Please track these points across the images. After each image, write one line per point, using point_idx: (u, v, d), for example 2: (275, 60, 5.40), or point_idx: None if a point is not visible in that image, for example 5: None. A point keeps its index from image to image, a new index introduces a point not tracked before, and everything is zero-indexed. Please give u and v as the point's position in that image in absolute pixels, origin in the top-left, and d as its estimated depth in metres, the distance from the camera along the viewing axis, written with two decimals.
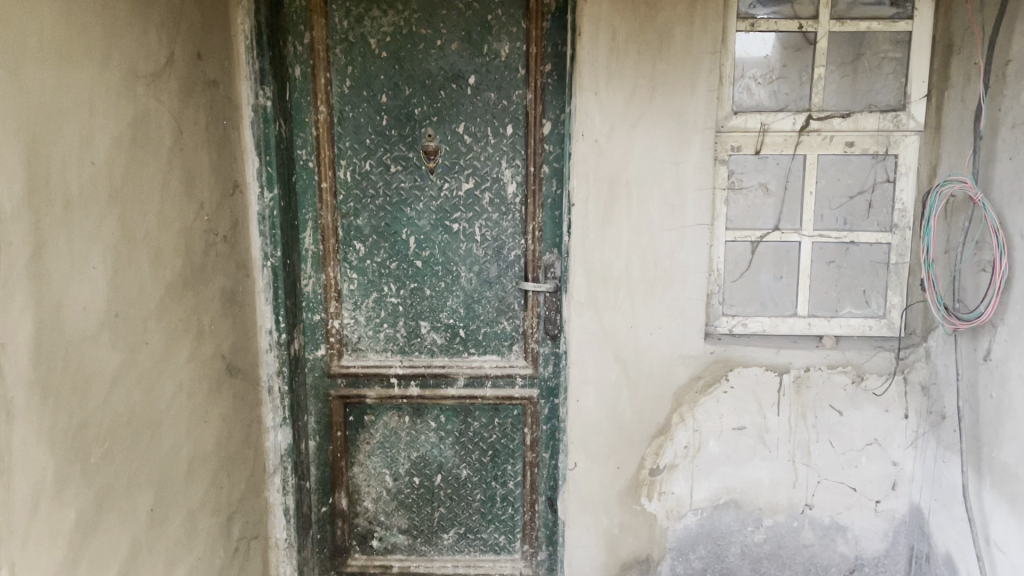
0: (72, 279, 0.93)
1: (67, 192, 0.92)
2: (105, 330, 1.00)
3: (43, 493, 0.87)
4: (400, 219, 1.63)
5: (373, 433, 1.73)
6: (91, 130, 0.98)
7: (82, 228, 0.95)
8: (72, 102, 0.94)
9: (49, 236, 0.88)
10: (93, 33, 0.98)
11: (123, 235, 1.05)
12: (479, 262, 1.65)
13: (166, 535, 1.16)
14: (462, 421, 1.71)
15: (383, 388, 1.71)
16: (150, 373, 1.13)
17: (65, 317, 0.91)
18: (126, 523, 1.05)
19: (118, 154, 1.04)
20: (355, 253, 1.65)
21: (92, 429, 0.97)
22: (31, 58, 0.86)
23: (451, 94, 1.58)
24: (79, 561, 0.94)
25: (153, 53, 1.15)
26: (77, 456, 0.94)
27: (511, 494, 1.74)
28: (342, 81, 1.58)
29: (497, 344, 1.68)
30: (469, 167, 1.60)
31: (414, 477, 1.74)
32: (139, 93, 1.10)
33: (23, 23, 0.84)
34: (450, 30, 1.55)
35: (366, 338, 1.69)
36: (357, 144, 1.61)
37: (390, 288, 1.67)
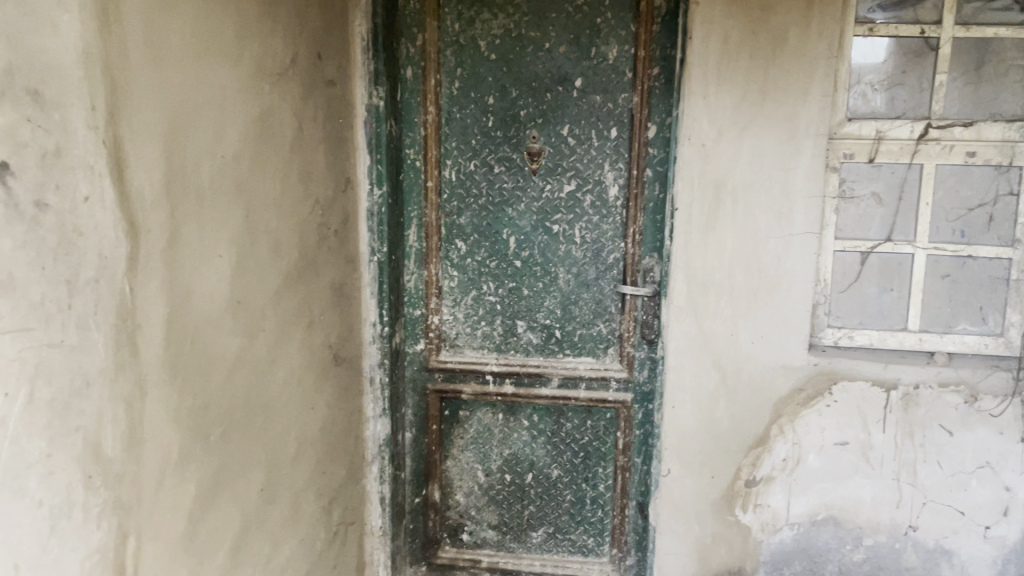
0: (201, 267, 0.98)
1: (199, 181, 0.98)
2: (228, 316, 1.06)
3: (169, 467, 0.93)
4: (502, 219, 1.66)
5: (467, 429, 1.76)
6: (223, 126, 1.03)
7: (212, 218, 1.01)
8: (207, 99, 0.99)
9: (183, 225, 0.94)
10: (228, 34, 1.04)
11: (247, 226, 1.11)
12: (579, 264, 1.65)
13: (273, 516, 1.22)
14: (555, 421, 1.72)
15: (478, 385, 1.73)
16: (264, 360, 1.18)
17: (193, 303, 0.97)
18: (239, 501, 1.10)
19: (245, 149, 1.10)
20: (456, 251, 1.69)
21: (212, 410, 1.02)
22: (174, 53, 0.91)
23: (557, 96, 1.59)
24: (196, 534, 0.99)
25: (279, 52, 1.21)
26: (199, 434, 0.99)
27: (601, 497, 1.74)
28: (451, 83, 1.62)
29: (592, 346, 1.68)
30: (571, 169, 1.61)
31: (506, 474, 1.76)
32: (265, 92, 1.16)
33: (168, 23, 0.90)
34: (559, 32, 1.57)
35: (463, 335, 1.72)
36: (462, 144, 1.64)
37: (488, 287, 1.69)
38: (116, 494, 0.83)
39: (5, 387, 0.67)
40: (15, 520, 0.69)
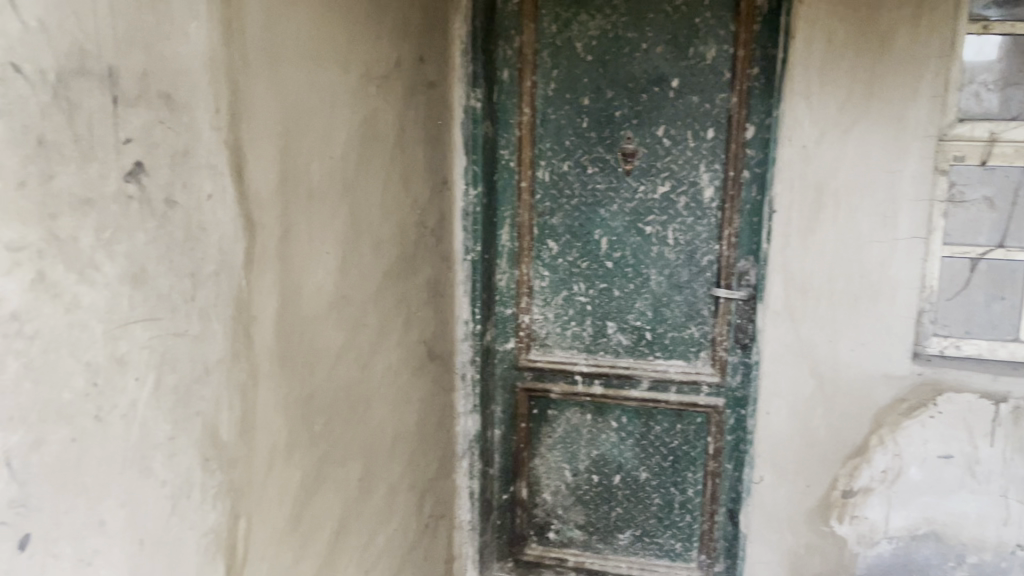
0: (309, 263, 1.03)
1: (309, 181, 1.02)
2: (333, 311, 1.11)
3: (277, 454, 0.97)
4: (594, 220, 1.66)
5: (555, 428, 1.77)
6: (331, 127, 1.07)
7: (320, 216, 1.05)
8: (318, 101, 1.03)
9: (293, 222, 0.98)
10: (338, 38, 1.08)
11: (351, 224, 1.15)
12: (672, 266, 1.64)
13: (370, 505, 1.26)
14: (644, 424, 1.72)
15: (567, 385, 1.74)
16: (365, 353, 1.22)
17: (301, 297, 1.01)
18: (338, 489, 1.14)
19: (351, 150, 1.14)
20: (548, 251, 1.70)
21: (317, 400, 1.07)
22: (290, 58, 0.95)
23: (653, 96, 1.58)
24: (300, 517, 1.04)
25: (385, 55, 1.24)
26: (305, 423, 1.04)
27: (690, 502, 1.72)
28: (546, 84, 1.63)
29: (684, 349, 1.67)
30: (665, 171, 1.60)
31: (593, 474, 1.76)
32: (370, 94, 1.19)
33: (285, 28, 0.94)
34: (657, 33, 1.56)
35: (553, 335, 1.73)
36: (556, 145, 1.65)
37: (579, 287, 1.70)
38: (229, 478, 0.87)
39: (137, 372, 0.72)
40: (143, 497, 0.74)
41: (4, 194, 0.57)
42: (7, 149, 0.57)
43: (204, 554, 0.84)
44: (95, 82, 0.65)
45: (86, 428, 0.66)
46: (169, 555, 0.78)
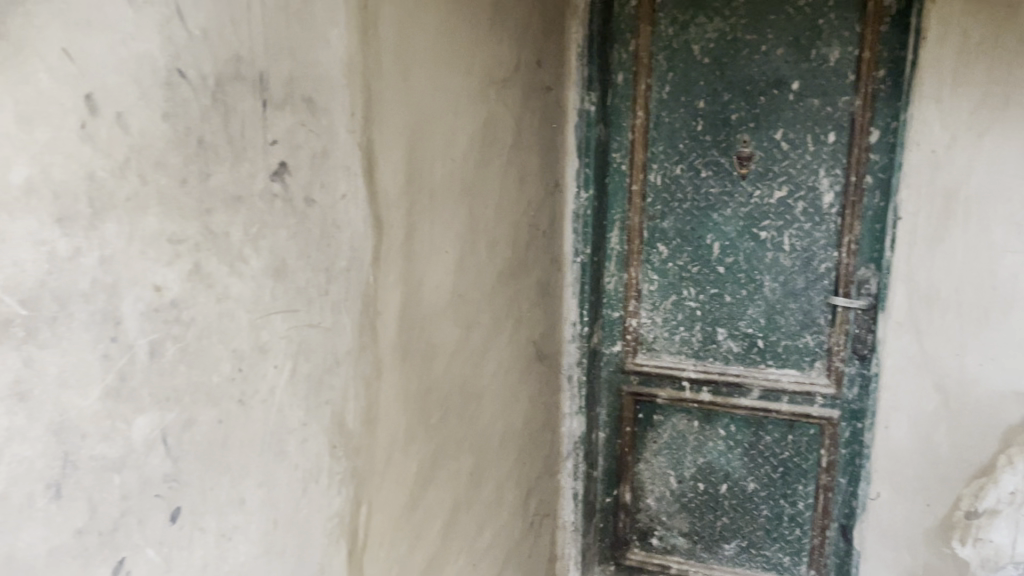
0: (430, 262, 1.06)
1: (432, 182, 1.05)
2: (450, 308, 1.14)
3: (396, 444, 1.01)
4: (706, 224, 1.64)
5: (661, 433, 1.76)
6: (454, 130, 1.11)
7: (442, 216, 1.09)
8: (442, 105, 1.06)
9: (417, 221, 1.02)
10: (463, 43, 1.11)
11: (469, 224, 1.18)
12: (786, 273, 1.60)
13: (479, 499, 1.29)
14: (753, 433, 1.68)
15: (674, 391, 1.73)
16: (478, 351, 1.24)
17: (422, 294, 1.05)
18: (451, 483, 1.18)
19: (471, 152, 1.17)
20: (658, 255, 1.69)
21: (434, 394, 1.10)
22: (419, 63, 0.99)
23: (772, 99, 1.55)
24: (415, 507, 1.07)
25: (505, 60, 1.26)
26: (422, 416, 1.07)
27: (800, 515, 1.67)
28: (661, 87, 1.62)
29: (797, 358, 1.62)
30: (783, 175, 1.57)
31: (699, 482, 1.74)
32: (491, 98, 1.22)
33: (416, 34, 0.97)
34: (777, 35, 1.53)
35: (661, 339, 1.72)
36: (670, 148, 1.64)
37: (689, 292, 1.68)
38: (353, 465, 0.91)
39: (276, 360, 0.76)
40: (278, 478, 0.78)
41: (169, 190, 0.62)
42: (172, 148, 0.62)
43: (329, 536, 0.88)
44: (248, 87, 0.70)
45: (231, 410, 0.71)
46: (298, 535, 0.82)
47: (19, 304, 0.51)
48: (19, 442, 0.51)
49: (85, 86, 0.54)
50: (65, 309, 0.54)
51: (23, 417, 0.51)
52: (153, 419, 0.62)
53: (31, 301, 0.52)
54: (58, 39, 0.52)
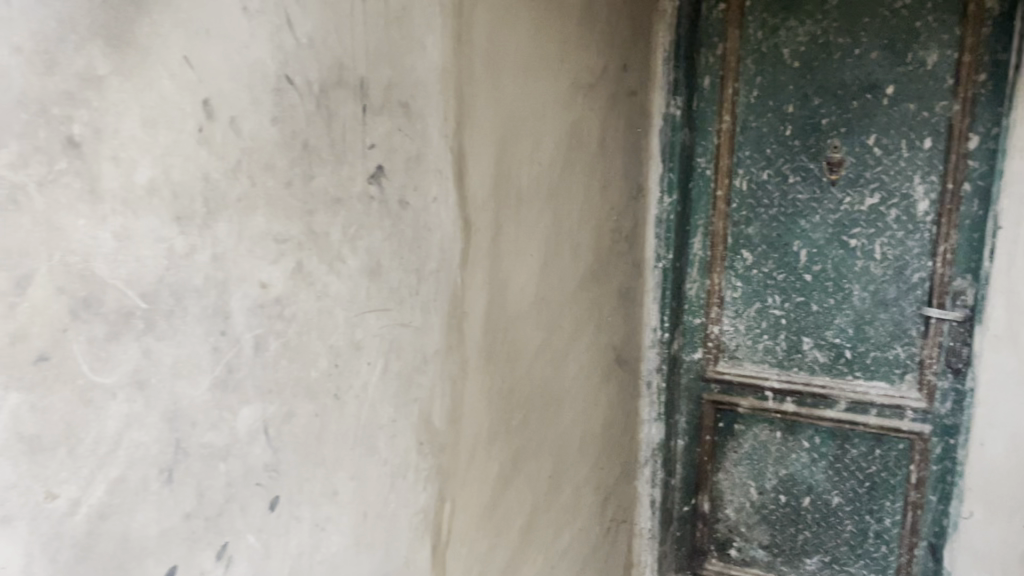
0: (515, 265, 1.08)
1: (519, 185, 1.06)
2: (534, 311, 1.15)
3: (480, 443, 1.02)
4: (793, 231, 1.61)
5: (742, 443, 1.73)
6: (541, 134, 1.12)
7: (528, 219, 1.10)
8: (531, 110, 1.08)
9: (504, 224, 1.03)
10: (552, 48, 1.12)
11: (554, 228, 1.19)
12: (877, 282, 1.56)
13: (558, 501, 1.29)
14: (839, 446, 1.64)
15: (756, 400, 1.70)
16: (560, 354, 1.25)
17: (507, 297, 1.06)
18: (531, 484, 1.19)
19: (558, 156, 1.17)
20: (742, 261, 1.67)
21: (516, 396, 1.11)
22: (508, 68, 1.00)
23: (864, 103, 1.51)
24: (496, 506, 1.09)
25: (592, 64, 1.26)
26: (504, 417, 1.09)
27: (887, 532, 1.61)
28: (749, 92, 1.60)
29: (887, 370, 1.57)
30: (875, 182, 1.52)
31: (781, 494, 1.71)
32: (577, 102, 1.22)
33: (507, 40, 0.99)
34: (872, 38, 1.49)
35: (744, 347, 1.70)
36: (756, 153, 1.62)
37: (774, 300, 1.65)
38: (439, 462, 0.93)
39: (369, 357, 0.79)
40: (369, 471, 0.80)
41: (275, 192, 0.65)
42: (280, 152, 0.65)
43: (415, 531, 0.90)
44: (349, 92, 0.72)
45: (327, 404, 0.73)
46: (386, 528, 0.84)
47: (140, 298, 0.54)
48: (137, 428, 0.54)
49: (203, 92, 0.57)
50: (181, 303, 0.57)
51: (141, 404, 0.54)
52: (257, 410, 0.65)
53: (151, 295, 0.55)
54: (180, 48, 0.55)
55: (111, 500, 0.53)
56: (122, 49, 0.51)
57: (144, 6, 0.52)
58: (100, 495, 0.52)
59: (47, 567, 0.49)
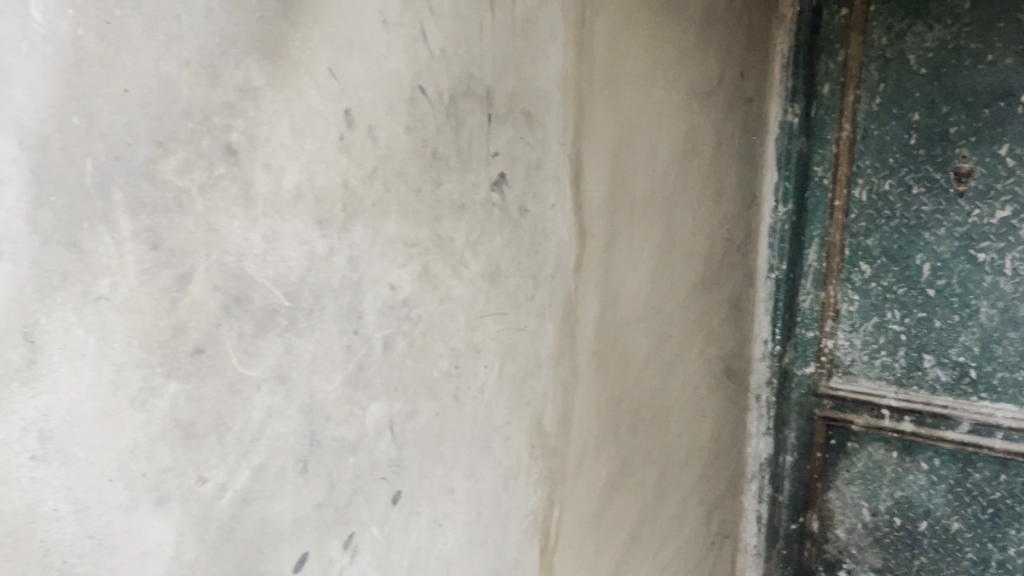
0: (628, 272, 1.08)
1: (634, 194, 1.07)
2: (644, 319, 1.14)
3: (588, 449, 1.03)
4: (916, 243, 1.41)
5: (857, 462, 1.49)
6: (658, 141, 1.12)
7: (641, 227, 1.10)
8: (648, 117, 1.08)
9: (618, 231, 1.03)
10: (670, 55, 1.12)
11: (667, 236, 1.18)
12: (1008, 298, 1.32)
13: (664, 513, 1.27)
14: (960, 470, 1.38)
15: (872, 418, 1.46)
16: (669, 363, 1.23)
17: (619, 304, 1.06)
18: (636, 493, 1.18)
19: (674, 163, 1.17)
20: (859, 274, 1.48)
21: (624, 404, 1.11)
22: (627, 76, 1.00)
23: (997, 112, 1.31)
24: (603, 513, 1.09)
25: (710, 71, 1.24)
26: (613, 423, 1.09)
27: (1013, 564, 1.33)
28: (871, 98, 1.44)
29: (1016, 392, 1.32)
30: (1007, 193, 1.31)
31: (896, 516, 1.45)
32: (695, 109, 1.21)
33: (626, 48, 0.99)
34: (1007, 44, 1.30)
35: (860, 363, 1.48)
36: (878, 162, 1.44)
37: (894, 315, 1.44)
38: (549, 466, 0.94)
39: (487, 360, 0.80)
40: (483, 472, 0.82)
41: (407, 198, 0.67)
42: (412, 160, 0.67)
43: (525, 533, 0.91)
44: (476, 102, 0.74)
45: (447, 404, 0.75)
46: (498, 528, 0.86)
47: (285, 297, 0.57)
48: (278, 420, 0.57)
49: (345, 102, 0.60)
50: (320, 302, 0.60)
51: (282, 397, 0.58)
52: (384, 407, 0.68)
53: (294, 295, 0.58)
54: (327, 60, 0.58)
55: (253, 487, 0.56)
56: (276, 61, 0.54)
57: (297, 22, 0.55)
58: (243, 481, 0.55)
59: (195, 546, 0.53)
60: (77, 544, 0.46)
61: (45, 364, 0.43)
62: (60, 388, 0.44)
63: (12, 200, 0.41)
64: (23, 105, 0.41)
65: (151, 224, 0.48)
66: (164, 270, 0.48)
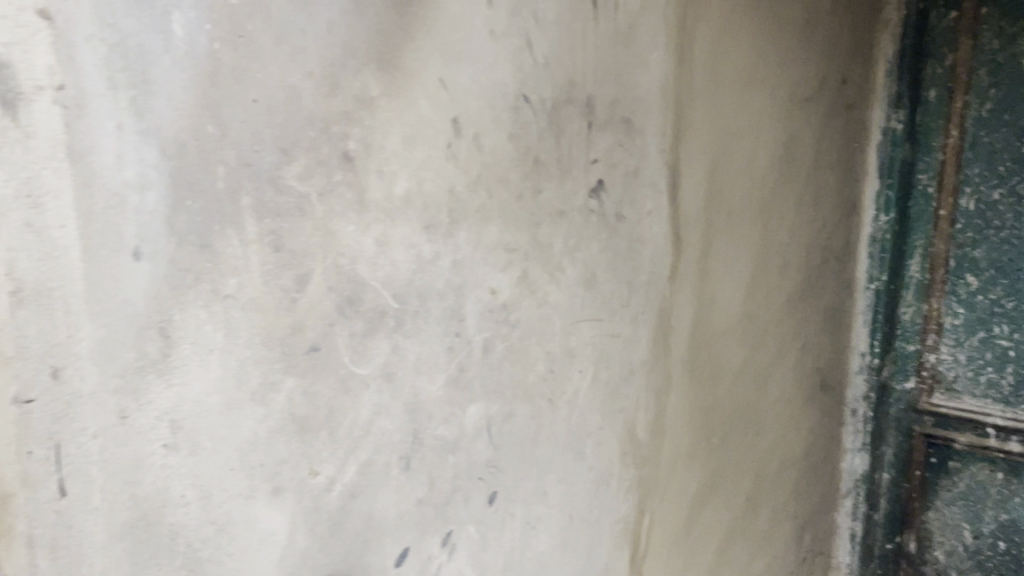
0: (724, 280, 1.07)
1: (732, 201, 1.06)
2: (739, 328, 1.13)
3: (680, 458, 1.02)
4: None
5: (959, 481, 1.40)
6: (756, 149, 1.10)
7: (738, 235, 1.09)
8: (746, 124, 1.06)
9: (714, 239, 1.02)
10: (772, 61, 1.10)
11: (763, 245, 1.16)
12: None
13: (754, 527, 1.25)
14: None
15: (976, 437, 1.36)
16: (763, 374, 1.21)
17: (714, 311, 1.05)
18: (727, 505, 1.16)
19: (772, 171, 1.15)
20: (965, 286, 1.37)
21: (717, 413, 1.10)
22: (726, 83, 0.99)
23: None
24: (693, 524, 1.08)
25: (811, 76, 1.21)
26: (706, 433, 1.08)
27: None
28: (981, 103, 1.32)
29: None
30: None
31: (1000, 541, 1.36)
32: (795, 116, 1.19)
33: (726, 54, 0.98)
34: None
35: (964, 379, 1.38)
36: (987, 170, 1.33)
37: (1002, 330, 1.34)
38: (640, 474, 0.94)
39: (582, 365, 0.81)
40: (575, 477, 0.82)
41: (508, 204, 0.69)
42: (514, 166, 0.69)
43: (616, 539, 0.91)
44: (577, 109, 0.75)
45: (542, 408, 0.76)
46: (589, 534, 0.86)
47: (393, 299, 0.59)
48: (384, 417, 0.59)
49: (452, 111, 0.62)
50: (425, 304, 0.62)
51: (388, 395, 0.60)
52: (482, 409, 0.69)
53: (402, 297, 0.60)
54: (436, 70, 0.60)
55: (360, 481, 0.58)
56: (391, 71, 0.56)
57: (410, 33, 0.57)
58: (351, 476, 0.57)
59: (307, 536, 0.55)
60: (201, 529, 0.48)
61: (178, 357, 0.46)
62: (190, 380, 0.46)
63: (152, 203, 0.44)
64: (163, 114, 0.44)
65: (275, 227, 0.50)
66: (285, 271, 0.51)
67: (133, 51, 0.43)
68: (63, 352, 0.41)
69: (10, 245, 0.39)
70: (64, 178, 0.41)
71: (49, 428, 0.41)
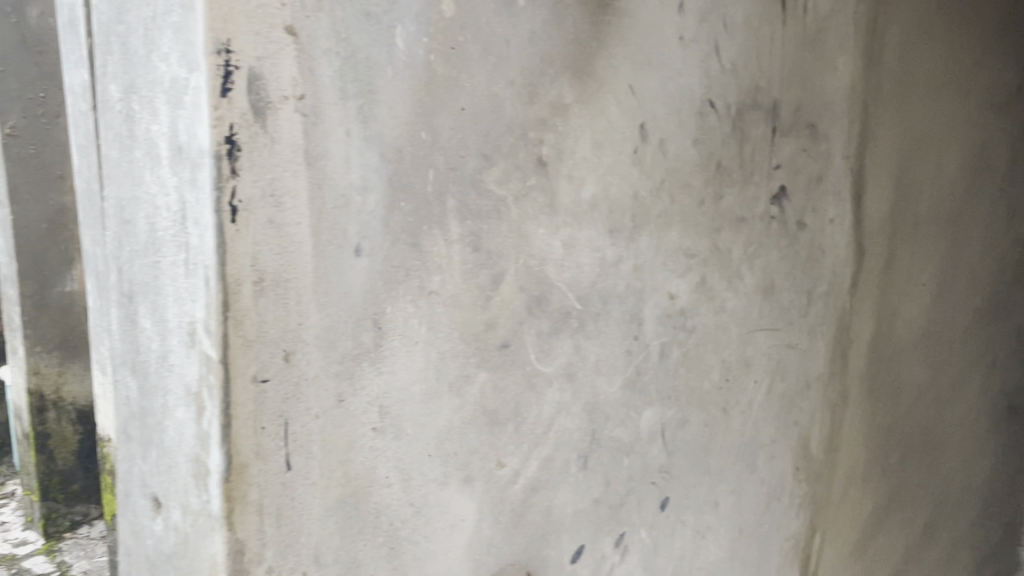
0: (905, 294, 1.02)
1: (917, 211, 1.00)
2: (921, 346, 1.07)
3: (854, 478, 0.98)
4: None
5: None
6: (944, 156, 1.04)
7: (922, 247, 1.03)
8: (936, 129, 1.01)
9: (897, 250, 0.98)
10: (965, 64, 1.04)
11: (950, 259, 1.09)
12: None
13: (930, 556, 1.18)
14: None
15: None
16: (946, 395, 1.14)
17: (895, 326, 1.00)
18: (902, 531, 1.10)
19: (961, 180, 1.08)
20: None
21: (896, 434, 1.05)
22: (916, 87, 0.95)
23: None
24: (865, 547, 1.04)
25: (1009, 78, 1.13)
26: (883, 453, 1.03)
27: None
28: None
29: None
30: None
31: None
32: (988, 122, 1.11)
33: (917, 56, 0.94)
34: None
35: None
36: None
37: None
38: (812, 490, 0.91)
39: (757, 375, 0.79)
40: (746, 488, 0.81)
41: (690, 210, 0.69)
42: (697, 172, 0.69)
43: (784, 555, 0.89)
44: (762, 114, 0.73)
45: (716, 417, 0.76)
46: (758, 547, 0.84)
47: (577, 301, 0.61)
48: (566, 416, 0.61)
49: (641, 117, 0.63)
50: (607, 307, 0.63)
51: (570, 394, 0.61)
52: (658, 413, 0.69)
53: (585, 299, 0.61)
54: (627, 77, 0.61)
55: (542, 476, 0.60)
56: (584, 79, 0.58)
57: (605, 41, 0.59)
58: (533, 470, 0.59)
59: (492, 524, 0.58)
60: (401, 510, 0.52)
61: (389, 347, 0.50)
62: (398, 369, 0.50)
63: (373, 204, 0.48)
64: (385, 121, 0.48)
65: (475, 228, 0.53)
66: (482, 270, 0.54)
67: (362, 64, 0.46)
68: (294, 338, 0.45)
69: (256, 239, 0.43)
70: (300, 179, 0.45)
71: (280, 407, 0.45)
